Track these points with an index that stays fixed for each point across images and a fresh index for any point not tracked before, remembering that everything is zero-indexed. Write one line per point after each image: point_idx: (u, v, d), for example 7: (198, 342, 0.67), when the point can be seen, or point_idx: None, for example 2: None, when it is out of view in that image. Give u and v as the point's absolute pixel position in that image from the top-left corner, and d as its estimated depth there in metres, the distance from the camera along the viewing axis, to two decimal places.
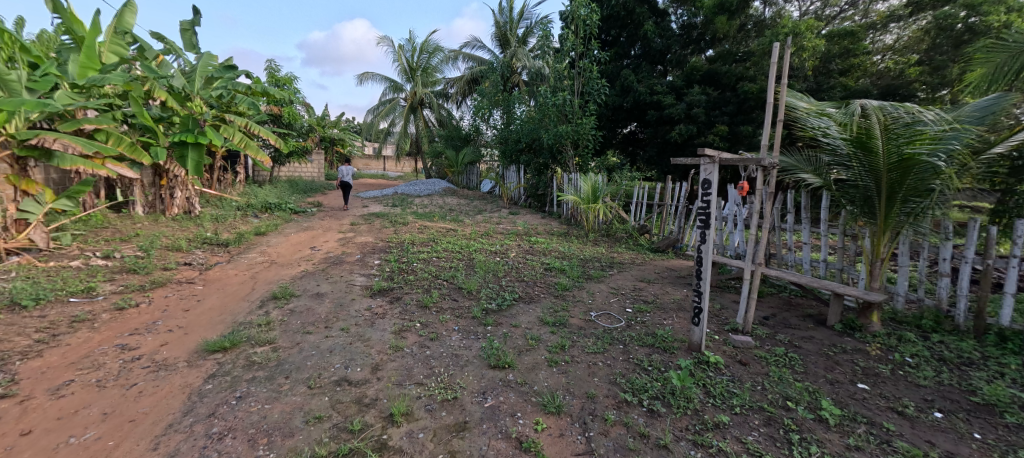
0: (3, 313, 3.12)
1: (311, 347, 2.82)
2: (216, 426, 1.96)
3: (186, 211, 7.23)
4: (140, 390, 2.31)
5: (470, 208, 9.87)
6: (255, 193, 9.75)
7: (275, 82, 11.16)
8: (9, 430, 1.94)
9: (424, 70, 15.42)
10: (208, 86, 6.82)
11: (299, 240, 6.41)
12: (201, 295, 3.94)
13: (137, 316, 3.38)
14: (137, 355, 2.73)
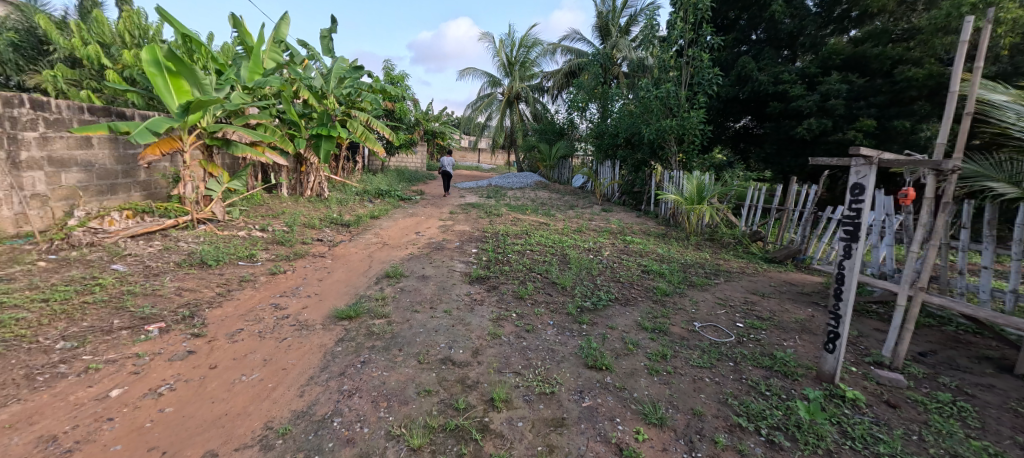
0: (196, 269, 3.97)
1: (419, 324, 3.08)
2: (347, 384, 2.25)
3: (318, 194, 8.38)
4: (289, 344, 2.75)
5: (562, 203, 9.83)
6: (370, 181, 10.93)
7: (390, 80, 12.31)
8: (202, 363, 2.46)
9: (522, 64, 15.75)
10: (340, 85, 7.76)
11: (406, 225, 7.03)
12: (330, 268, 4.56)
13: (284, 281, 4.04)
14: (287, 314, 3.27)
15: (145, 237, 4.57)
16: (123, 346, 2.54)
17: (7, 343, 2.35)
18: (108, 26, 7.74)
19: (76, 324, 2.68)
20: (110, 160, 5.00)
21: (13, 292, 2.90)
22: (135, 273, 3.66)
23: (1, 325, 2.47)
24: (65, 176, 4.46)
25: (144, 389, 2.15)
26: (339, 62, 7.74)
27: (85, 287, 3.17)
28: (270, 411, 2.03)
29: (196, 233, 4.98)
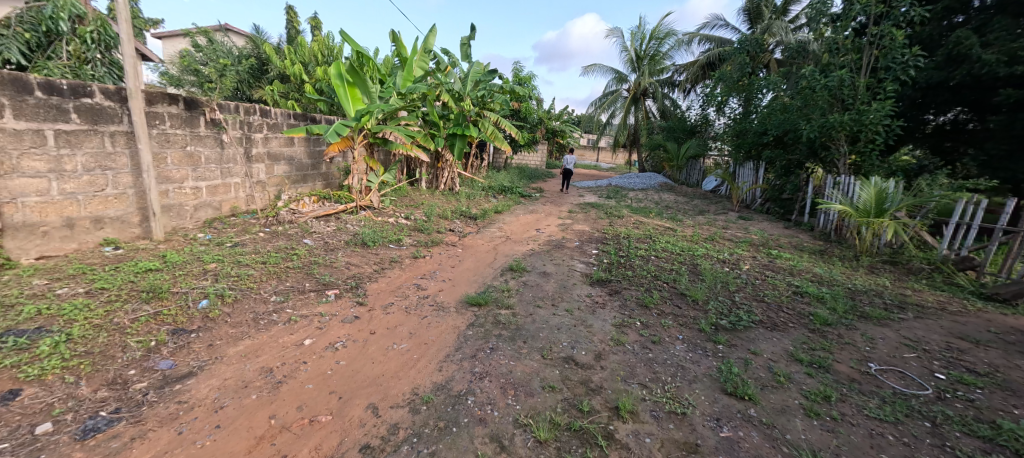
0: (359, 248, 4.74)
1: (541, 319, 3.17)
2: (478, 367, 2.43)
3: (450, 188, 9.22)
4: (429, 322, 3.10)
5: (690, 207, 9.00)
6: (496, 177, 11.58)
7: (518, 81, 12.82)
8: (365, 327, 2.92)
9: (652, 58, 14.82)
10: (475, 88, 8.35)
11: (527, 221, 7.27)
12: (461, 257, 4.98)
13: (424, 265, 4.55)
14: (426, 294, 3.68)
15: (325, 219, 5.62)
16: (312, 305, 3.17)
17: (243, 292, 3.12)
18: (307, 47, 9.59)
19: (282, 283, 3.44)
20: (305, 155, 6.25)
21: (244, 254, 3.84)
22: (318, 247, 4.54)
23: (239, 279, 3.30)
24: (277, 168, 5.75)
25: (326, 342, 2.65)
26: (474, 66, 8.38)
27: (287, 255, 4.05)
28: (416, 380, 2.30)
29: (359, 218, 5.92)
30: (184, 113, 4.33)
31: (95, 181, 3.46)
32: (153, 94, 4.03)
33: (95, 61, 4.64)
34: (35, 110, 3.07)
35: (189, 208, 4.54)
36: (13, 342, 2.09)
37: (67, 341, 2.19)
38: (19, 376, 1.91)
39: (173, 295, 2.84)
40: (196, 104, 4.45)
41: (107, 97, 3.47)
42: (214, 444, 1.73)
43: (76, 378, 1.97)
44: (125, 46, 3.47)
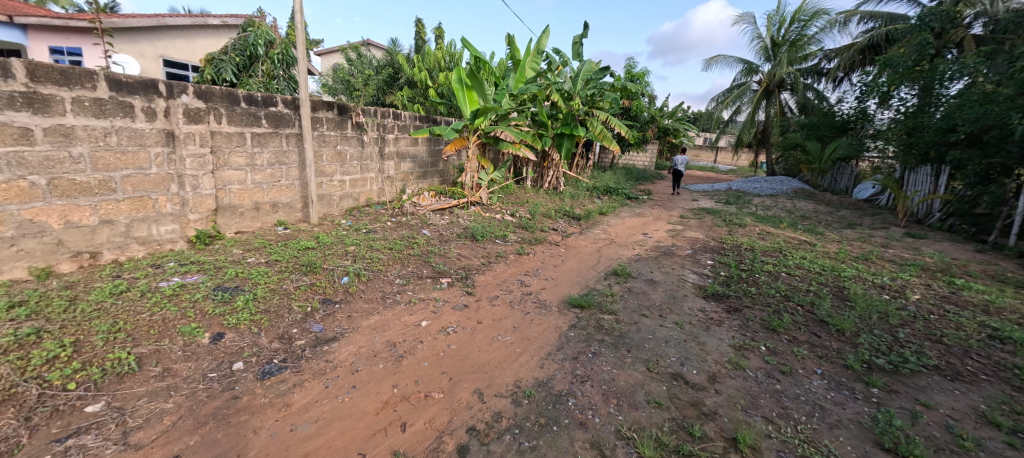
0: (469, 241, 5.05)
1: (647, 329, 3.01)
2: (579, 370, 2.42)
3: (554, 188, 9.27)
4: (532, 318, 3.17)
5: (835, 219, 7.65)
6: (601, 178, 11.31)
7: (630, 78, 12.32)
8: (474, 316, 3.12)
9: (793, 44, 12.90)
10: (586, 86, 8.21)
11: (634, 225, 6.94)
12: (564, 257, 4.98)
13: (527, 262, 4.65)
14: (530, 291, 3.77)
15: (440, 212, 6.12)
16: (428, 290, 3.49)
17: (374, 273, 3.56)
18: (433, 55, 10.42)
19: (404, 268, 3.84)
20: (426, 154, 6.89)
21: (375, 240, 4.38)
22: (434, 238, 4.97)
23: (372, 261, 3.79)
24: (403, 165, 6.43)
25: (439, 326, 2.89)
26: (585, 65, 8.26)
27: (408, 243, 4.51)
28: (518, 372, 2.38)
29: (469, 213, 6.31)
30: (337, 117, 5.10)
31: (274, 173, 4.28)
32: (316, 102, 4.82)
33: (280, 76, 5.72)
34: (239, 117, 3.85)
35: (336, 198, 5.34)
36: (221, 296, 2.69)
37: (253, 299, 2.76)
38: (224, 322, 2.46)
39: (323, 271, 3.38)
40: (347, 109, 5.20)
41: (285, 106, 4.26)
42: (351, 401, 2.01)
43: (259, 330, 2.47)
44: (300, 66, 4.21)
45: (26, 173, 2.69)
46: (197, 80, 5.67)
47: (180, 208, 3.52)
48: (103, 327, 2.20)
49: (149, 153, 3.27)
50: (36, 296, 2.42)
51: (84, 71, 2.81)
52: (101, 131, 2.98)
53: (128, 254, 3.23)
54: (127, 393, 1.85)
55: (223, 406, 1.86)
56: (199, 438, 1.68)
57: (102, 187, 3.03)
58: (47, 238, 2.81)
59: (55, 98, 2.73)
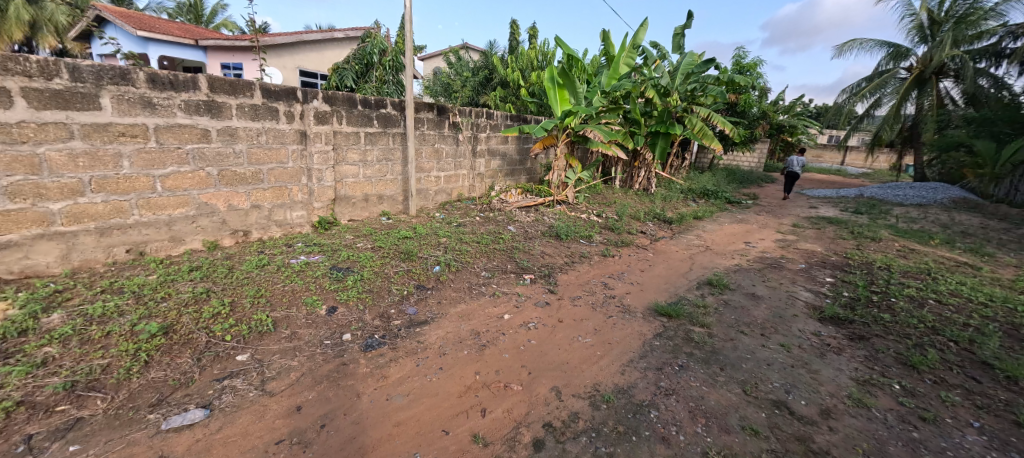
0: (553, 240, 5.07)
1: (745, 348, 2.74)
2: (663, 382, 2.30)
3: (645, 189, 8.84)
4: (614, 323, 3.08)
5: (1012, 237, 6.11)
6: (698, 179, 10.49)
7: (739, 69, 11.21)
8: (555, 314, 3.14)
9: (961, 20, 10.58)
10: (685, 81, 7.66)
11: (734, 232, 6.33)
12: (652, 262, 4.74)
13: (613, 264, 4.52)
14: (613, 294, 3.66)
15: (526, 209, 6.24)
16: (511, 285, 3.60)
17: (462, 264, 3.77)
18: (527, 55, 10.55)
19: (490, 262, 4.00)
20: (516, 152, 7.06)
21: (465, 234, 4.63)
22: (519, 235, 5.08)
23: (461, 253, 4.01)
24: (493, 162, 6.68)
25: (521, 320, 2.96)
26: (686, 58, 7.73)
27: (495, 238, 4.68)
28: (597, 375, 2.35)
29: (555, 211, 6.33)
30: (437, 118, 5.47)
31: (381, 169, 4.75)
32: (419, 104, 5.21)
33: (390, 81, 6.32)
34: (356, 118, 4.33)
35: (432, 192, 5.74)
36: (336, 275, 3.08)
37: (360, 279, 3.10)
38: (337, 298, 2.81)
39: (418, 259, 3.67)
40: (445, 110, 5.55)
41: (394, 108, 4.70)
42: (438, 381, 2.16)
43: (364, 307, 2.78)
44: (406, 70, 4.59)
45: (204, 165, 3.32)
46: (324, 87, 6.53)
47: (308, 196, 4.09)
48: (249, 292, 2.67)
49: (288, 150, 3.85)
50: (205, 263, 3.02)
51: (245, 83, 3.39)
52: (254, 131, 3.57)
53: (268, 234, 3.85)
54: (265, 349, 2.22)
55: (334, 370, 2.14)
56: (315, 394, 1.94)
57: (254, 178, 3.65)
58: (215, 217, 3.46)
59: (225, 104, 3.32)
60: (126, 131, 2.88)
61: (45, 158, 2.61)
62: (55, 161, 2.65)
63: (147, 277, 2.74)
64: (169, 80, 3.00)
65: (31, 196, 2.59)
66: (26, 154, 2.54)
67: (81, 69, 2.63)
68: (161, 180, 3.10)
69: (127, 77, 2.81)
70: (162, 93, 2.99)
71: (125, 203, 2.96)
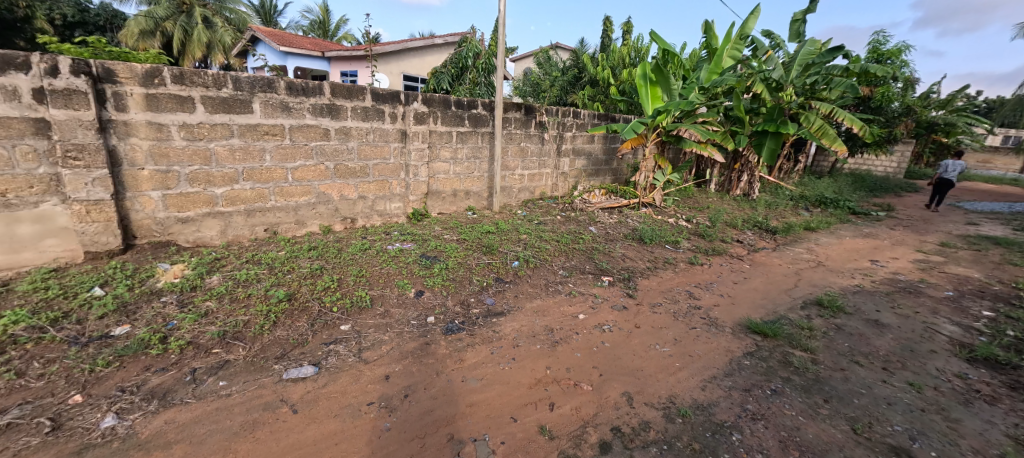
0: (636, 243, 4.89)
1: (858, 381, 2.39)
2: (750, 405, 2.12)
3: (746, 194, 8.05)
4: (698, 335, 2.90)
5: None
6: (813, 185, 9.25)
7: (875, 58, 9.60)
8: (633, 319, 3.05)
9: None
10: (804, 73, 6.75)
11: (856, 248, 5.48)
12: (747, 274, 4.33)
13: (700, 273, 4.22)
14: (699, 305, 3.43)
15: (609, 210, 6.11)
16: (589, 285, 3.57)
17: (541, 261, 3.85)
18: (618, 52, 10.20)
19: (568, 261, 4.01)
20: (601, 152, 6.92)
21: (545, 232, 4.70)
22: (600, 236, 5.00)
23: (540, 250, 4.09)
24: (578, 162, 6.63)
25: (596, 321, 2.94)
26: (806, 47, 6.83)
27: (575, 238, 4.67)
28: (673, 387, 2.25)
29: (640, 214, 6.09)
30: (524, 117, 5.60)
31: (469, 166, 5.03)
32: (508, 104, 5.39)
33: (482, 83, 6.63)
34: (450, 118, 4.64)
35: (515, 190, 5.90)
36: (425, 263, 3.35)
37: (445, 268, 3.34)
38: (425, 283, 3.06)
39: (499, 253, 3.83)
40: (532, 109, 5.66)
41: (484, 108, 4.94)
42: (510, 370, 2.25)
43: (447, 293, 2.99)
44: (497, 72, 4.79)
45: (324, 160, 3.83)
46: (423, 89, 7.09)
47: (404, 190, 4.50)
48: (352, 271, 3.05)
49: (390, 147, 4.27)
50: (321, 244, 3.50)
51: (359, 88, 3.83)
52: (364, 131, 4.02)
53: (370, 222, 4.32)
54: (363, 322, 2.52)
55: (419, 348, 2.35)
56: (402, 367, 2.16)
57: (362, 171, 4.12)
58: (330, 205, 3.98)
59: (343, 107, 3.80)
60: (269, 130, 3.45)
61: (214, 152, 3.23)
62: (221, 155, 3.26)
63: (278, 252, 3.27)
64: (302, 87, 3.53)
65: (204, 182, 3.24)
66: (202, 148, 3.17)
67: (241, 80, 3.21)
68: (292, 172, 3.66)
69: (272, 86, 3.35)
70: (296, 98, 3.52)
71: (266, 190, 3.55)
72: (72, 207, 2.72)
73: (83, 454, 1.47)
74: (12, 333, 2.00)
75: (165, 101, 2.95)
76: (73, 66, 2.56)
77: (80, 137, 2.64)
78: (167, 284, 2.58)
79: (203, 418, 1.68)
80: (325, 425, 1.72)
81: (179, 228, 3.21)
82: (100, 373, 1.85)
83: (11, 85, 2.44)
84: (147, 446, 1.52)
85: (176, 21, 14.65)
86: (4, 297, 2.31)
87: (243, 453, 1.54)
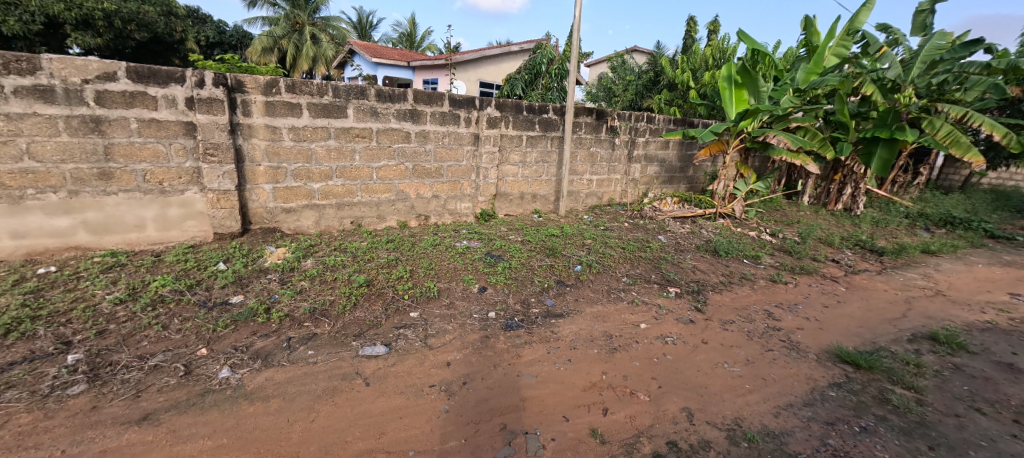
0: (710, 255, 4.61)
1: (978, 432, 2.04)
2: (832, 440, 1.92)
3: (847, 209, 7.14)
4: (775, 358, 2.67)
5: None
6: (936, 202, 7.95)
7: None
8: (700, 333, 2.90)
9: None
10: (929, 71, 5.82)
11: (990, 277, 4.62)
12: (841, 297, 3.87)
13: (783, 292, 3.87)
14: (779, 326, 3.16)
15: (681, 220, 5.82)
16: (654, 295, 3.45)
17: (604, 267, 3.81)
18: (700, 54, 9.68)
19: (633, 269, 3.92)
20: (676, 158, 6.62)
21: (611, 238, 4.62)
22: (670, 245, 4.80)
23: (604, 256, 4.04)
24: (650, 168, 6.41)
25: (659, 332, 2.85)
26: (935, 40, 5.91)
27: (642, 246, 4.54)
28: (739, 408, 2.12)
29: (716, 225, 5.72)
30: (595, 122, 5.55)
31: (538, 170, 5.11)
32: (579, 109, 5.39)
33: (555, 88, 6.71)
34: (521, 122, 4.77)
35: (583, 195, 5.87)
36: (490, 261, 3.49)
37: (509, 267, 3.45)
38: (489, 280, 3.20)
39: (562, 256, 3.86)
40: (604, 114, 5.60)
41: (555, 113, 5.00)
42: (565, 371, 2.28)
43: (509, 291, 3.09)
44: (570, 77, 4.81)
45: (405, 161, 4.16)
46: (497, 95, 7.35)
47: (474, 191, 4.72)
48: (423, 264, 3.27)
49: (463, 150, 4.50)
50: (397, 238, 3.80)
51: (438, 94, 4.10)
52: (441, 134, 4.29)
53: (442, 220, 4.59)
54: (430, 311, 2.71)
55: (479, 340, 2.46)
56: (462, 356, 2.29)
57: (437, 172, 4.39)
58: (407, 202, 4.30)
59: (423, 112, 4.10)
60: (359, 133, 3.83)
61: (315, 152, 3.66)
62: (321, 154, 3.70)
63: (361, 243, 3.61)
64: (390, 93, 3.87)
65: (305, 177, 3.69)
66: (306, 148, 3.62)
67: (339, 88, 3.61)
68: (376, 171, 4.02)
69: (364, 93, 3.72)
70: (384, 104, 3.87)
71: (354, 187, 3.95)
72: (207, 195, 3.27)
73: (205, 396, 1.77)
74: (161, 294, 2.46)
75: (279, 107, 3.41)
76: (215, 79, 3.08)
77: (216, 137, 3.16)
78: (272, 264, 2.99)
79: (294, 380, 1.94)
80: (392, 400, 1.88)
81: (284, 217, 3.69)
82: (220, 333, 2.21)
83: (170, 95, 3.01)
84: (250, 397, 1.80)
85: (289, 39, 16.81)
86: (156, 266, 2.85)
87: (323, 414, 1.75)
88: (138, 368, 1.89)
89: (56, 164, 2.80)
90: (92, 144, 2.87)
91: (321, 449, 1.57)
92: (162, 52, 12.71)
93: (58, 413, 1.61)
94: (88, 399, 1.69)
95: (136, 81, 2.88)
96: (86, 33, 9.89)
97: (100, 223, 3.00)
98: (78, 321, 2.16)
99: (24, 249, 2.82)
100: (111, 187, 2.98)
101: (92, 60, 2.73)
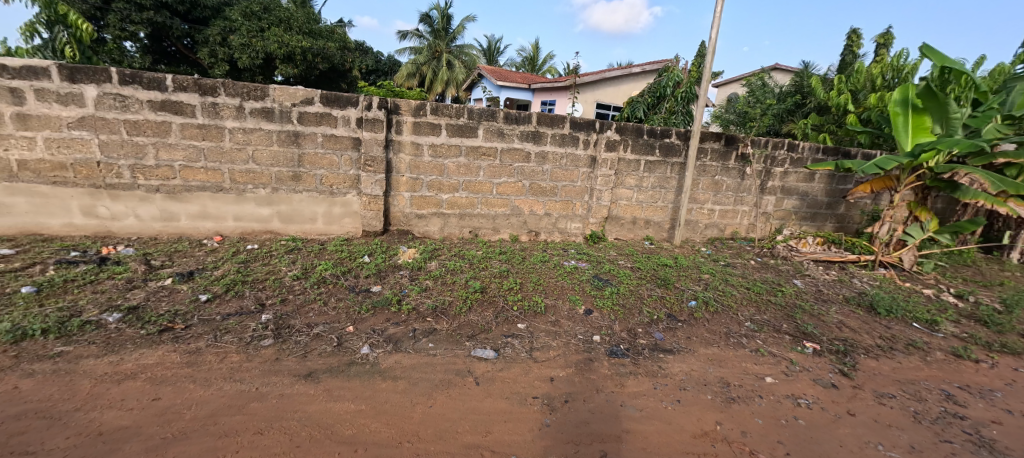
0: (863, 311, 3.87)
1: None
2: None
3: None
4: (955, 454, 2.11)
5: None
6: None
7: None
8: (844, 402, 2.46)
9: None
10: None
11: None
12: None
13: (972, 373, 3.03)
14: (963, 414, 2.49)
15: (825, 264, 5.01)
16: (784, 347, 3.03)
17: (723, 307, 3.47)
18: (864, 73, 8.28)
19: (759, 313, 3.49)
20: (823, 192, 5.74)
21: (733, 276, 4.20)
22: (808, 292, 4.17)
23: (724, 294, 3.69)
24: (788, 202, 5.67)
25: (789, 391, 2.49)
26: None
27: (771, 289, 4.03)
28: None
29: (874, 276, 4.78)
30: (722, 148, 5.14)
31: (654, 195, 4.92)
32: (706, 134, 5.06)
33: (679, 111, 6.39)
34: (641, 146, 4.66)
35: (702, 225, 5.45)
36: (597, 284, 3.46)
37: (617, 293, 3.38)
38: (596, 303, 3.17)
39: (674, 289, 3.64)
40: (735, 140, 5.15)
41: (678, 138, 4.78)
42: (673, 411, 2.14)
43: (616, 318, 3.02)
44: (698, 100, 4.56)
45: (523, 179, 4.39)
46: (616, 118, 7.31)
47: (586, 212, 4.75)
48: (531, 279, 3.39)
49: (579, 171, 4.56)
50: (509, 250, 4.02)
51: (561, 116, 4.26)
52: (559, 155, 4.43)
53: (551, 237, 4.72)
54: (536, 326, 2.79)
55: (582, 361, 2.46)
56: (565, 374, 2.31)
57: (551, 191, 4.54)
58: (520, 217, 4.53)
59: (544, 134, 4.29)
60: (486, 151, 4.17)
61: (447, 167, 4.10)
62: (452, 169, 4.12)
63: (477, 252, 3.90)
64: (515, 116, 4.14)
65: (437, 189, 4.14)
66: (440, 164, 4.07)
67: (473, 111, 4.00)
68: (497, 186, 4.33)
69: (493, 115, 4.05)
70: (510, 125, 4.16)
71: (476, 200, 4.30)
72: (362, 198, 3.89)
73: (350, 367, 2.10)
74: (324, 276, 3.01)
75: (425, 127, 3.92)
76: (379, 103, 3.70)
77: (374, 151, 3.77)
78: (404, 261, 3.42)
79: (417, 366, 2.18)
80: (498, 403, 2.00)
81: (416, 222, 4.19)
82: (363, 316, 2.60)
83: (346, 116, 3.68)
84: (384, 375, 2.08)
85: (429, 65, 19.06)
86: (321, 252, 3.48)
87: (439, 402, 1.94)
88: (306, 333, 2.34)
89: (267, 167, 3.63)
90: (291, 153, 3.65)
91: (436, 433, 1.73)
92: (335, 78, 15.48)
93: (255, 358, 2.07)
94: (274, 351, 2.15)
95: (325, 104, 3.61)
96: (288, 65, 12.60)
97: (288, 214, 3.79)
98: (270, 289, 2.76)
99: (240, 229, 3.71)
100: (299, 186, 3.75)
101: (300, 89, 3.51)
